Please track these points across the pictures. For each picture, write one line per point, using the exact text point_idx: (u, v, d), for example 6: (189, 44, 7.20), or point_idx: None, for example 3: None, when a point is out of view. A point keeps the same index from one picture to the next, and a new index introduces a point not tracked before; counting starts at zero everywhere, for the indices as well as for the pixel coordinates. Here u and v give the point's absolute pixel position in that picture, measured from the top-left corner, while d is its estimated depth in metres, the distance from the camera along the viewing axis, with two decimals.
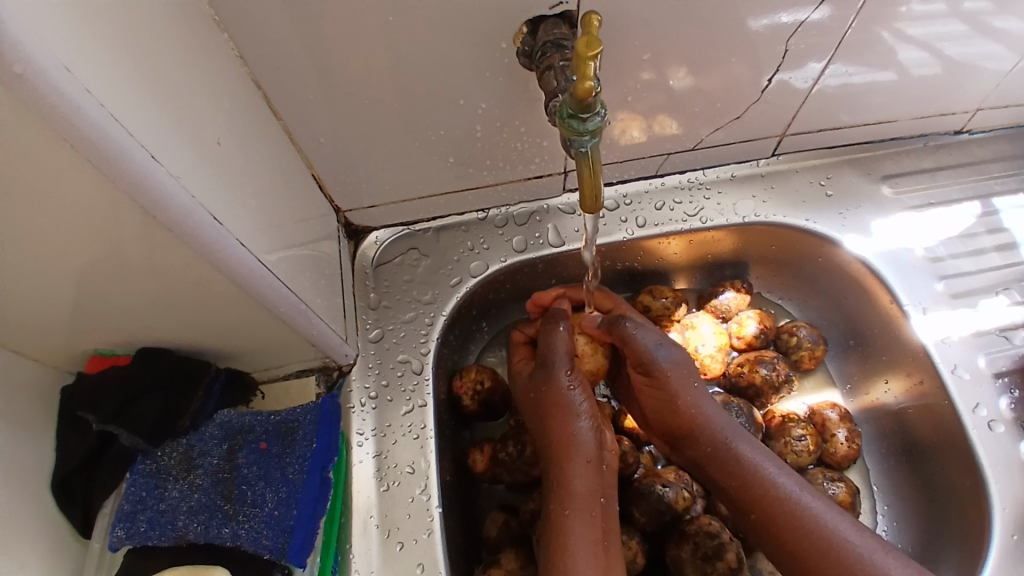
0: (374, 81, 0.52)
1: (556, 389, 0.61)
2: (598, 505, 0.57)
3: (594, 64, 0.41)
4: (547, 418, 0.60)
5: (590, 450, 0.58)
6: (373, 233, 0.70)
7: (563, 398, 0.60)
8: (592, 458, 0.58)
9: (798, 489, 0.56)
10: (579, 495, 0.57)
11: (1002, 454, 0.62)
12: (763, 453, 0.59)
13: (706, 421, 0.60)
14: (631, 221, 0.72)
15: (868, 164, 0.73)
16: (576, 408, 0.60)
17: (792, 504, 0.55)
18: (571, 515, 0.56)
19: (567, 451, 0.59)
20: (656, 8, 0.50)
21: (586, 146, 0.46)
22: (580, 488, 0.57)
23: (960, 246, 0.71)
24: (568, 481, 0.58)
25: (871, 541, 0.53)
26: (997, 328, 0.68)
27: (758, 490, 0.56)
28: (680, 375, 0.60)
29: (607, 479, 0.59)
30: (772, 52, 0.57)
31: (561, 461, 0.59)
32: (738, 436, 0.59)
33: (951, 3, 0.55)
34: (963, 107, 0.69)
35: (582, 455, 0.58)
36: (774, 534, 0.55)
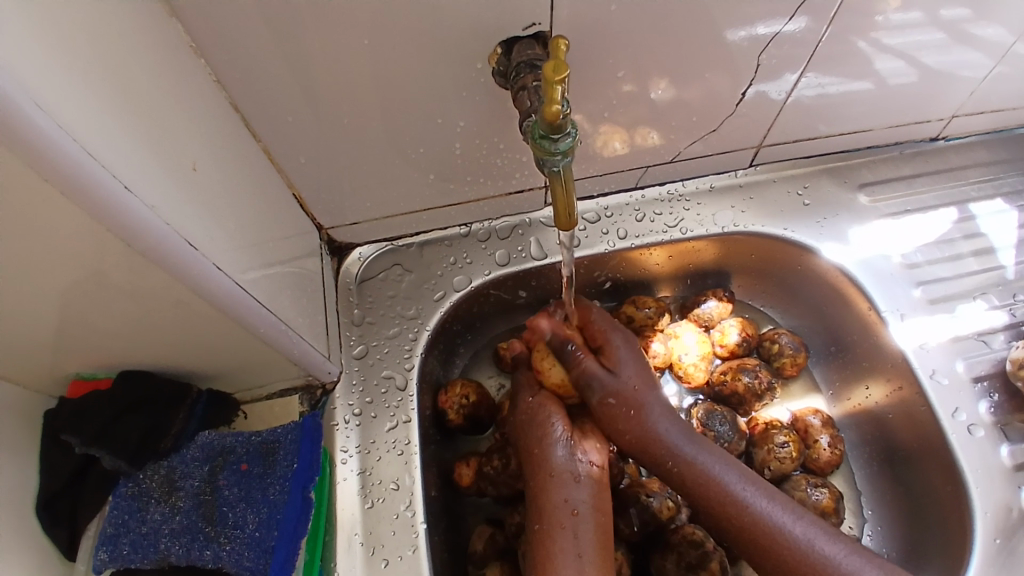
0: (353, 103, 0.53)
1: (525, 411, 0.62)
2: (573, 519, 0.57)
3: (561, 87, 0.41)
4: (531, 435, 0.61)
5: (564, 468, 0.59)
6: (357, 249, 0.71)
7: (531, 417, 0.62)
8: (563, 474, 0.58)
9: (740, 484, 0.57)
10: (552, 507, 0.57)
11: (981, 458, 0.63)
12: (702, 447, 0.59)
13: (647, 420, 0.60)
14: (612, 233, 0.73)
15: (845, 173, 0.75)
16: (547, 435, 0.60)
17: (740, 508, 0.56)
18: (552, 533, 0.57)
19: (540, 469, 0.59)
20: (629, 28, 0.51)
21: (558, 165, 0.46)
22: (555, 508, 0.57)
23: (938, 253, 0.72)
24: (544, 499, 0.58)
25: (811, 528, 0.55)
26: (975, 333, 0.68)
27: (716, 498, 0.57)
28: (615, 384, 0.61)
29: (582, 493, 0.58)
30: (748, 65, 0.58)
31: (539, 473, 0.59)
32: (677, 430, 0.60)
33: (927, 11, 0.56)
34: (937, 115, 0.71)
35: (551, 472, 0.59)
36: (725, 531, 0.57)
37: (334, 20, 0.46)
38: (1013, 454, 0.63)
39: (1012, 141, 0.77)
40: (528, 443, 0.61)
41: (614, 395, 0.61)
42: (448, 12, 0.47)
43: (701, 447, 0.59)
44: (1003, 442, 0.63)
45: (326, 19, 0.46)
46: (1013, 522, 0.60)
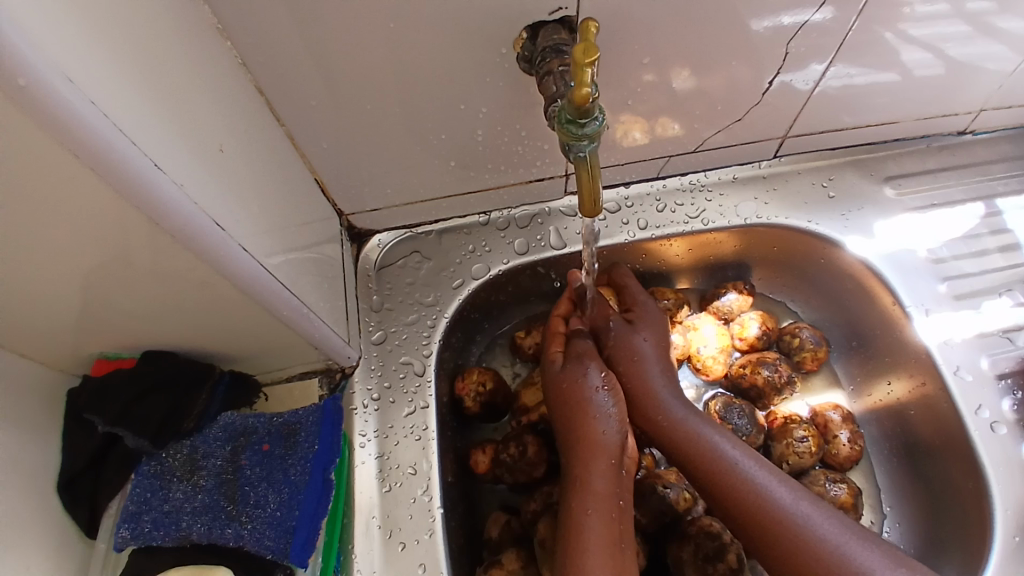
0: (377, 88, 0.53)
1: (584, 386, 0.61)
2: (616, 507, 0.57)
3: (591, 68, 0.41)
4: (574, 416, 0.60)
5: (613, 447, 0.59)
6: (375, 236, 0.70)
7: (589, 396, 0.60)
8: (614, 460, 0.58)
9: (789, 501, 0.54)
10: (598, 490, 0.57)
11: (1000, 455, 0.61)
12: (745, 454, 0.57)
13: (688, 427, 0.59)
14: (632, 224, 0.72)
15: (870, 166, 0.73)
16: (603, 414, 0.60)
17: (795, 525, 0.53)
18: (591, 511, 0.55)
19: (589, 448, 0.59)
20: (655, 15, 0.51)
21: (584, 151, 0.46)
22: (601, 488, 0.57)
23: (963, 248, 0.70)
24: (588, 478, 0.57)
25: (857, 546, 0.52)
26: (1001, 330, 0.66)
27: (759, 515, 0.54)
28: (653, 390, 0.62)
29: (626, 481, 0.58)
30: (773, 55, 0.57)
31: (585, 455, 0.58)
32: (712, 433, 0.59)
33: (954, 3, 0.55)
34: (965, 108, 0.69)
35: (606, 453, 0.58)
36: (772, 551, 0.53)
37: (359, 4, 0.46)
38: None
39: None
40: (579, 419, 0.60)
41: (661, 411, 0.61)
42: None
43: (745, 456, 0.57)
44: None
45: (351, 3, 0.46)
46: None
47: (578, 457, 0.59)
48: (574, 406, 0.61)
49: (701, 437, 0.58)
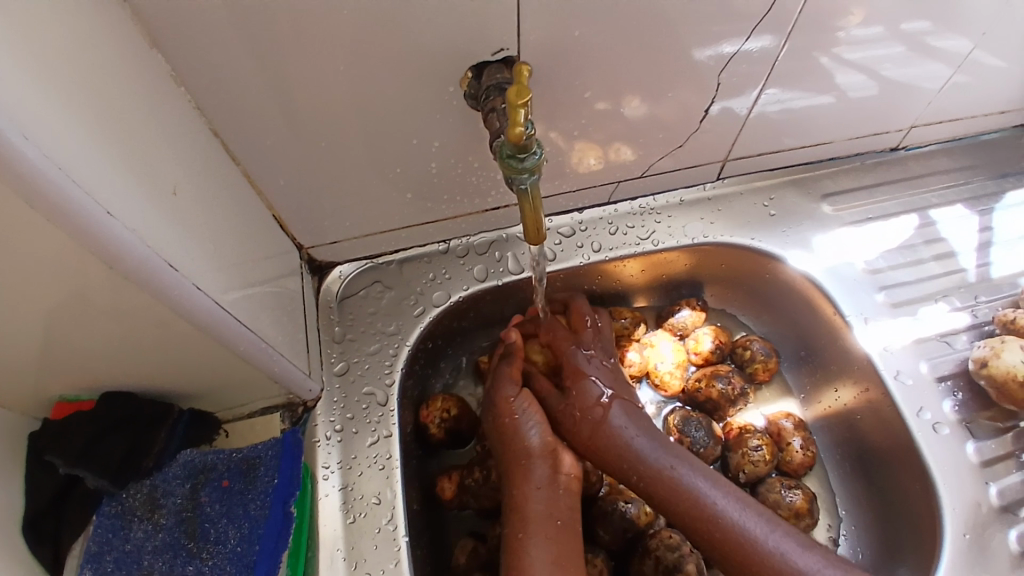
0: (332, 128, 0.56)
1: (505, 416, 0.64)
2: (555, 528, 0.60)
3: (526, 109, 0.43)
4: (504, 439, 0.64)
5: (543, 472, 0.61)
6: (337, 267, 0.72)
7: (515, 423, 0.63)
8: (546, 482, 0.61)
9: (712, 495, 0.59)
10: (534, 513, 0.60)
11: (950, 456, 0.64)
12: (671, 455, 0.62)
13: (616, 435, 0.63)
14: (587, 247, 0.75)
15: (809, 184, 0.77)
16: (527, 438, 0.63)
17: (718, 516, 0.58)
18: (534, 538, 0.59)
19: (521, 473, 0.62)
20: (593, 52, 0.54)
21: (526, 184, 0.48)
22: (537, 512, 0.60)
23: (900, 257, 0.74)
24: (524, 503, 0.61)
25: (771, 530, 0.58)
26: (939, 335, 0.70)
27: (687, 511, 0.59)
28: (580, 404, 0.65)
29: (562, 501, 0.61)
30: (708, 84, 0.61)
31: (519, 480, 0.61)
32: (637, 438, 0.63)
33: (888, 26, 0.59)
34: (896, 126, 0.74)
35: (535, 478, 0.61)
36: (705, 542, 0.59)
37: (310, 51, 0.48)
38: (978, 451, 0.65)
39: (966, 149, 0.81)
40: (508, 446, 0.63)
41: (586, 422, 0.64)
42: (418, 41, 0.49)
43: (670, 457, 0.62)
44: (969, 439, 0.65)
45: (303, 50, 0.48)
46: (981, 519, 0.62)
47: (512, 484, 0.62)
48: (503, 433, 0.64)
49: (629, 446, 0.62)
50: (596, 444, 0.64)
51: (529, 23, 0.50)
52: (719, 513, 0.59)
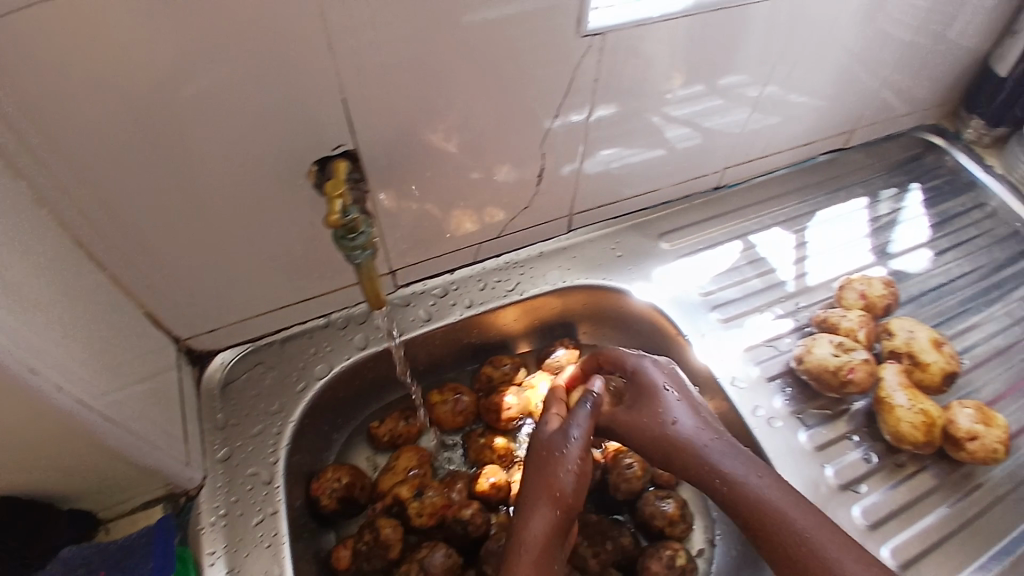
0: (200, 220, 0.61)
1: (549, 449, 0.67)
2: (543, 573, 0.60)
3: (344, 197, 0.50)
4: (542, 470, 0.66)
5: (543, 516, 0.63)
6: (217, 355, 0.74)
7: (557, 457, 0.66)
8: (557, 511, 0.64)
9: (787, 503, 0.60)
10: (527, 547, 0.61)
11: (786, 445, 0.73)
12: (765, 473, 0.62)
13: (693, 448, 0.65)
14: (460, 304, 0.80)
15: (649, 227, 0.89)
16: (563, 474, 0.65)
17: (789, 526, 0.59)
18: None
19: (546, 497, 0.64)
20: (436, 138, 0.64)
21: (360, 258, 0.53)
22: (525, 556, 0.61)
23: (728, 279, 0.86)
24: (525, 532, 0.63)
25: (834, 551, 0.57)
26: (766, 341, 0.81)
27: (756, 517, 0.60)
28: (663, 414, 0.68)
29: (552, 548, 0.62)
30: (531, 155, 0.71)
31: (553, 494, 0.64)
32: (717, 454, 0.64)
33: (706, 85, 0.75)
34: (712, 168, 0.89)
35: (557, 503, 0.64)
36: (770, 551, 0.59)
37: (171, 155, 0.55)
38: (810, 437, 0.74)
39: (776, 181, 0.96)
40: (547, 477, 0.65)
41: (665, 433, 0.67)
42: (268, 144, 0.57)
43: (741, 466, 0.63)
44: (800, 428, 0.75)
45: (166, 155, 0.54)
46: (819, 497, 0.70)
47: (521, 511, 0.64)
48: (546, 459, 0.66)
49: (703, 454, 0.65)
50: (682, 454, 0.66)
51: (360, 121, 0.59)
52: (783, 517, 0.59)
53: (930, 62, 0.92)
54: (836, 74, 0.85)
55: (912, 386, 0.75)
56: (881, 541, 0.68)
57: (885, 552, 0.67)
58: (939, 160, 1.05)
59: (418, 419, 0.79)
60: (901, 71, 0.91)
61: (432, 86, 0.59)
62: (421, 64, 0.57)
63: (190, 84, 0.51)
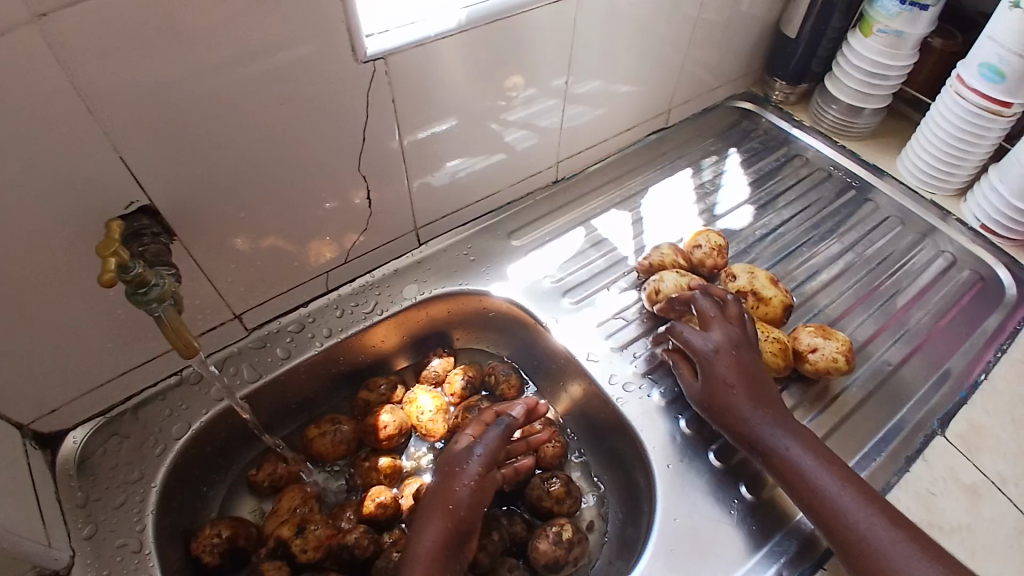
0: (9, 293, 0.58)
1: (451, 467, 0.69)
2: None
3: (120, 255, 0.52)
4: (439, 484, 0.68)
5: (466, 494, 0.66)
6: (70, 434, 0.71)
7: (456, 473, 0.68)
8: (449, 523, 0.65)
9: (827, 475, 0.64)
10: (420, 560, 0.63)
11: (641, 407, 0.78)
12: (807, 446, 0.66)
13: (753, 422, 0.68)
14: (318, 334, 0.82)
15: (496, 228, 0.94)
16: (464, 481, 0.67)
17: (830, 497, 0.63)
18: None
19: (438, 510, 0.66)
20: (258, 177, 0.66)
21: (158, 310, 0.56)
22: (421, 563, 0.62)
23: (575, 264, 0.91)
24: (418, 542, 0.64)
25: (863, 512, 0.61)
26: (614, 314, 0.87)
27: (807, 488, 0.64)
28: (719, 394, 0.70)
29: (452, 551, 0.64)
30: (353, 181, 0.74)
31: (447, 512, 0.66)
32: (775, 429, 0.67)
33: (540, 86, 0.83)
34: (545, 165, 0.95)
35: (455, 513, 0.66)
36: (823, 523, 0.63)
37: None
38: (662, 393, 0.79)
39: (610, 166, 1.04)
40: (445, 489, 0.67)
41: (732, 413, 0.69)
42: (61, 207, 0.56)
43: (791, 442, 0.66)
44: (653, 386, 0.80)
45: None
46: (677, 446, 0.74)
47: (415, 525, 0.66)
48: (445, 474, 0.68)
49: (766, 436, 0.67)
50: (738, 428, 0.69)
51: (151, 178, 0.59)
52: (802, 471, 0.65)
53: (720, 39, 1.03)
54: (651, 64, 0.95)
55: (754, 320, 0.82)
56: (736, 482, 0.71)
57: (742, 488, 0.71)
58: (754, 124, 1.17)
59: (296, 458, 0.79)
60: (696, 52, 1.01)
61: (219, 133, 0.61)
62: (226, 108, 0.59)
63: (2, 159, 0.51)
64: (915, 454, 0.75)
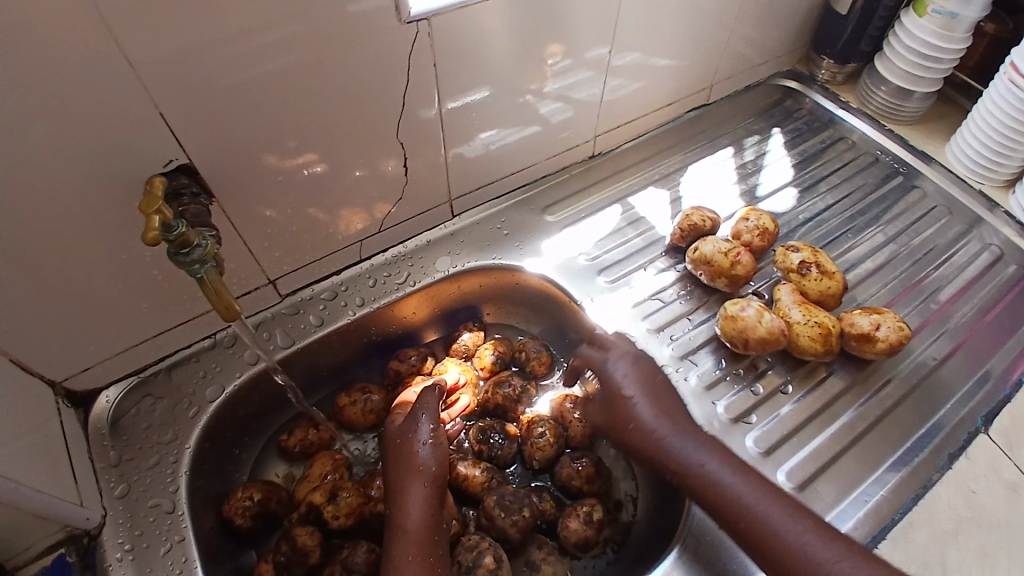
0: (44, 252, 0.57)
1: (406, 442, 0.70)
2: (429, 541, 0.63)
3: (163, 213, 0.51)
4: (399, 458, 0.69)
5: (428, 456, 0.68)
6: (102, 393, 0.71)
7: (413, 451, 0.69)
8: (430, 490, 0.66)
9: (746, 489, 0.61)
10: (403, 524, 0.64)
11: (678, 390, 0.77)
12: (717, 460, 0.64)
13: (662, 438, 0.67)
14: (351, 303, 0.81)
15: (530, 203, 0.92)
16: (424, 454, 0.69)
17: (747, 509, 0.60)
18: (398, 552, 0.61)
19: (411, 478, 0.67)
20: (294, 143, 0.65)
21: (201, 271, 0.55)
22: (411, 529, 0.63)
23: (611, 242, 0.89)
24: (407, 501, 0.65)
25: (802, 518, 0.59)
26: (650, 295, 0.85)
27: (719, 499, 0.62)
28: (656, 394, 0.70)
29: (437, 521, 0.65)
30: (393, 147, 0.72)
31: (413, 482, 0.67)
32: (683, 444, 0.66)
33: (575, 57, 0.80)
34: (582, 139, 0.93)
35: (425, 476, 0.67)
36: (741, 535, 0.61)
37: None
38: (700, 377, 0.78)
39: (647, 143, 1.01)
40: (406, 462, 0.68)
41: (642, 428, 0.68)
42: (99, 165, 0.55)
43: (706, 454, 0.65)
44: (692, 370, 0.78)
45: None
46: (716, 432, 0.73)
47: (396, 501, 0.66)
48: (400, 449, 0.70)
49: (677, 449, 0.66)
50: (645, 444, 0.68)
51: (191, 138, 0.58)
52: (710, 484, 0.63)
53: (768, 12, 0.98)
54: (692, 38, 0.91)
55: (807, 303, 0.79)
56: (777, 467, 0.71)
57: (782, 475, 0.71)
58: (798, 104, 1.13)
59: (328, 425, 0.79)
60: (740, 28, 0.97)
61: (257, 95, 0.59)
62: (264, 70, 0.58)
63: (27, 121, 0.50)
64: (958, 452, 0.73)
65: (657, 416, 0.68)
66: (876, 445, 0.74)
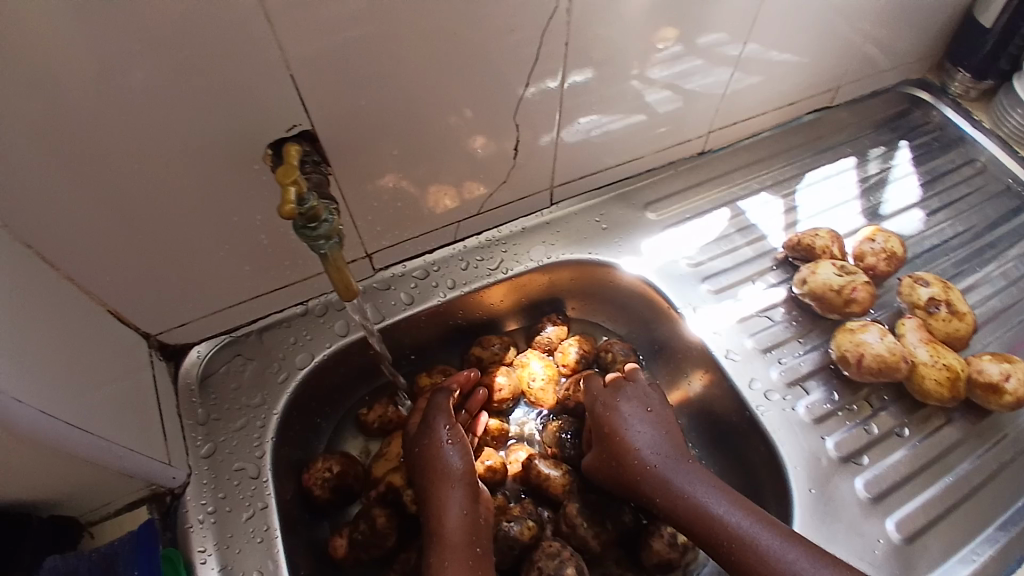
0: (160, 209, 0.56)
1: (433, 443, 0.68)
2: (474, 552, 0.62)
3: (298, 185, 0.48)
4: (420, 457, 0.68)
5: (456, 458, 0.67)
6: (193, 348, 0.71)
7: (440, 453, 0.67)
8: (468, 494, 0.65)
9: (753, 524, 0.59)
10: (443, 527, 0.63)
11: (782, 418, 0.72)
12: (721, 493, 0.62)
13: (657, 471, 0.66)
14: (442, 284, 0.78)
15: (632, 197, 0.87)
16: (449, 457, 0.67)
17: (751, 540, 0.59)
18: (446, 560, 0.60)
19: (442, 479, 0.66)
20: (409, 117, 0.61)
21: (325, 246, 0.53)
22: (455, 538, 0.62)
23: (717, 249, 0.84)
24: (443, 501, 0.64)
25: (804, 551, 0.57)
26: (757, 310, 0.80)
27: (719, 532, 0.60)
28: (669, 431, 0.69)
29: (480, 526, 0.64)
30: (507, 127, 0.68)
31: (439, 483, 0.66)
32: (687, 476, 0.64)
33: (686, 44, 0.71)
34: (695, 134, 0.86)
35: (453, 477, 0.66)
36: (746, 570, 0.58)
37: (122, 142, 0.50)
38: (807, 408, 0.73)
39: (760, 144, 0.94)
40: (430, 468, 0.67)
41: (641, 462, 0.67)
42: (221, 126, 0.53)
43: (707, 488, 0.63)
44: (799, 398, 0.73)
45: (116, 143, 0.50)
46: (821, 470, 0.69)
47: (433, 506, 0.64)
48: (425, 457, 0.68)
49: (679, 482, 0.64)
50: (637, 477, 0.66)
51: (314, 102, 0.55)
52: (711, 517, 0.61)
53: (913, 13, 0.89)
54: (822, 36, 0.83)
55: (934, 341, 0.74)
56: (886, 514, 0.67)
57: (890, 525, 0.66)
58: (926, 116, 1.03)
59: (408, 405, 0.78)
60: (878, 30, 0.88)
61: (382, 62, 0.55)
62: (391, 36, 0.53)
63: (139, 74, 0.47)
64: None
65: (666, 452, 0.67)
66: (989, 501, 0.68)
